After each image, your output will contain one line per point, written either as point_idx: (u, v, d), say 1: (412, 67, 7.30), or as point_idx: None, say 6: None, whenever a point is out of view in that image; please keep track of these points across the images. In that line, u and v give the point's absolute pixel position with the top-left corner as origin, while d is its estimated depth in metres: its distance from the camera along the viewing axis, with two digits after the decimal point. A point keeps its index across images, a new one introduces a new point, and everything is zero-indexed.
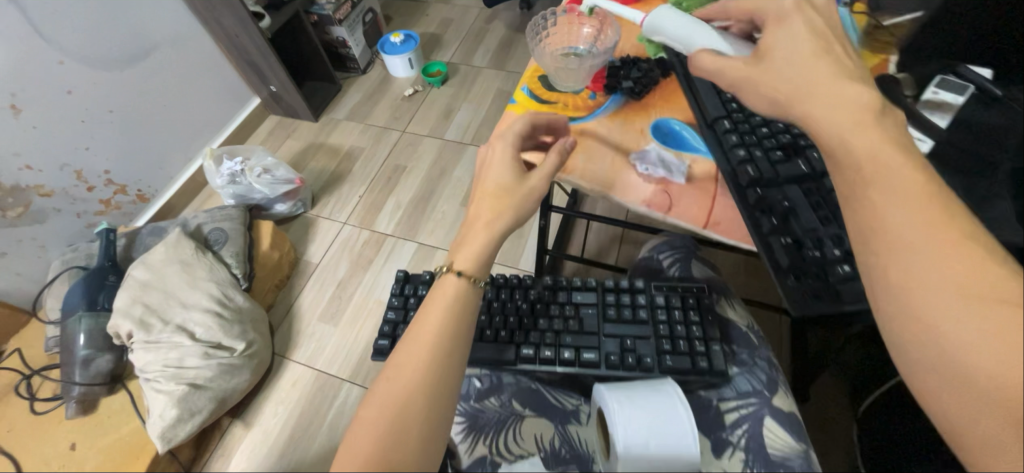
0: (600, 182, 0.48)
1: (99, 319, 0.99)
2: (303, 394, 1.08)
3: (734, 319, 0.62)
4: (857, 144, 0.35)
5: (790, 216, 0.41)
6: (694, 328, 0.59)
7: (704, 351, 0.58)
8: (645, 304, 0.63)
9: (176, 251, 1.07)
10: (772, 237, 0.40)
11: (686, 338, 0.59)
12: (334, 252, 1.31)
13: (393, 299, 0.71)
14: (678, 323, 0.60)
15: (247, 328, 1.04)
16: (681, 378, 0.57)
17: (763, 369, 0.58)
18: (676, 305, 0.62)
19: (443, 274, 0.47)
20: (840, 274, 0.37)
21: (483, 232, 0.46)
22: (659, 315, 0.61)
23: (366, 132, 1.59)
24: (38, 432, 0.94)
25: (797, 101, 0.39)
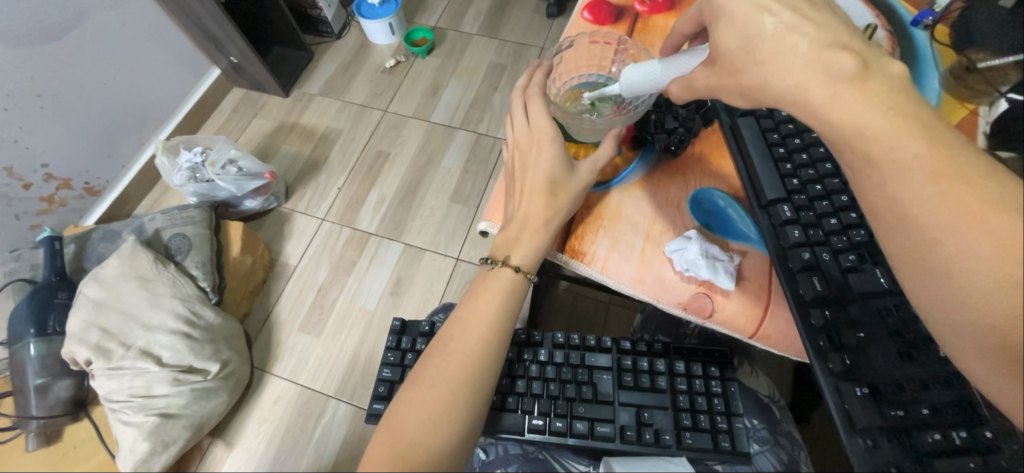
0: (629, 280, 0.41)
1: (53, 343, 0.90)
2: (287, 411, 1.02)
3: (756, 388, 0.59)
4: (966, 295, 0.28)
5: (865, 352, 0.35)
6: (716, 401, 0.54)
7: (726, 428, 0.53)
8: (665, 370, 0.56)
9: (133, 264, 0.96)
10: (844, 383, 0.34)
11: (707, 411, 0.54)
12: (313, 253, 1.21)
13: (388, 355, 0.63)
14: (699, 394, 0.55)
15: (221, 347, 0.96)
16: (700, 456, 0.52)
17: (785, 449, 0.55)
18: (698, 373, 0.56)
19: (443, 384, 0.41)
20: (928, 442, 0.32)
21: (483, 332, 0.43)
22: (679, 384, 0.55)
23: (343, 110, 1.42)
24: None
25: (912, 215, 0.30)
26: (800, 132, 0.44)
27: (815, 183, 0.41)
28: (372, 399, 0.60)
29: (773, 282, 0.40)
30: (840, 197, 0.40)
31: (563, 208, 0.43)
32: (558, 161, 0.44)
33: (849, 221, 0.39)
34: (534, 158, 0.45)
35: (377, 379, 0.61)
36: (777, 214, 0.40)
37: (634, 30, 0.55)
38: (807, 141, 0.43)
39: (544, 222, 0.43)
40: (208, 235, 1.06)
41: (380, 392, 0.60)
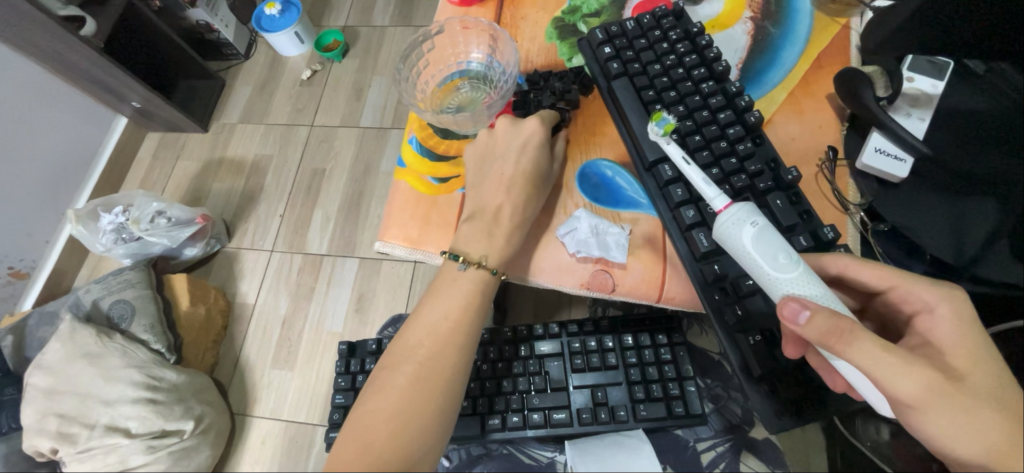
0: (549, 274, 0.49)
1: (10, 439, 0.87)
2: (275, 449, 1.01)
3: (709, 349, 0.59)
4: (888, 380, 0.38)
5: (751, 296, 0.45)
6: (667, 368, 0.55)
7: (678, 394, 0.54)
8: (614, 346, 0.57)
9: (75, 343, 0.92)
10: (739, 334, 0.45)
11: (659, 380, 0.55)
12: (270, 286, 1.18)
13: (339, 380, 0.64)
14: (650, 364, 0.56)
15: (191, 404, 0.94)
16: (655, 424, 0.54)
17: (737, 402, 0.57)
18: (647, 343, 0.57)
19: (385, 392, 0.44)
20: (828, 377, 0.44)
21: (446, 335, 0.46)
22: (628, 358, 0.56)
23: (268, 134, 1.36)
24: None
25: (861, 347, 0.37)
26: (675, 84, 0.50)
27: (693, 134, 0.49)
28: (328, 428, 0.62)
29: (665, 243, 0.48)
30: (720, 144, 0.47)
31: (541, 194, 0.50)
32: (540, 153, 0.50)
33: (728, 169, 0.47)
34: (505, 147, 0.51)
35: (332, 406, 0.63)
36: (660, 174, 0.48)
37: (503, 4, 0.61)
38: (682, 93, 0.50)
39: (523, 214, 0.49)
40: (151, 295, 1.02)
41: (334, 420, 0.62)
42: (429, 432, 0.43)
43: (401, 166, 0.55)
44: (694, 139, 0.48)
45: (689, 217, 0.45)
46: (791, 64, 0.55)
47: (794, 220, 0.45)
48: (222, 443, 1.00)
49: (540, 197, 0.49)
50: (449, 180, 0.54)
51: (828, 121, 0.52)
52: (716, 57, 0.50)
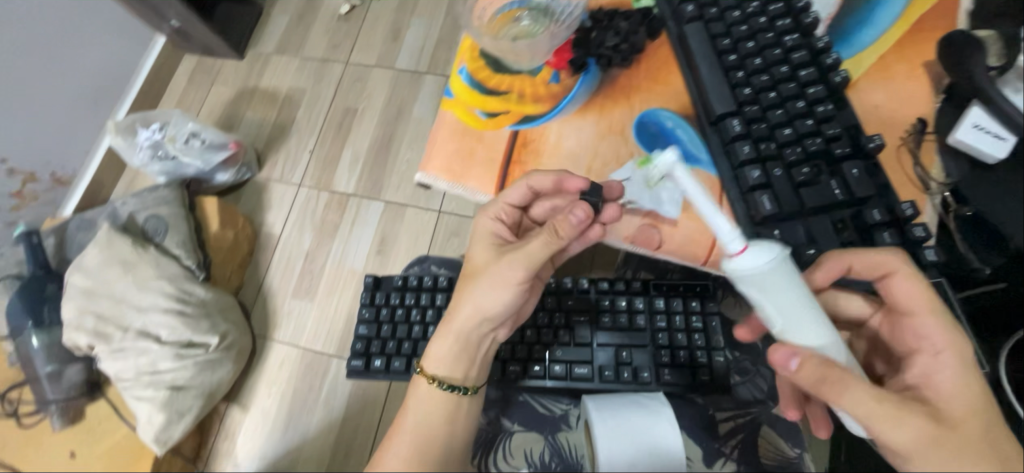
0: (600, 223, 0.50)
1: (53, 332, 0.93)
2: (293, 372, 1.06)
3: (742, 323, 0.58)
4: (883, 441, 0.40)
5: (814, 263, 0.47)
6: (696, 337, 0.55)
7: (705, 363, 0.54)
8: (643, 308, 0.57)
9: (112, 251, 0.95)
10: None
11: (687, 348, 0.55)
12: (296, 220, 1.19)
13: (364, 312, 0.65)
14: (679, 330, 0.55)
15: (217, 320, 0.98)
16: (677, 390, 0.54)
17: (766, 379, 0.56)
18: (678, 309, 0.56)
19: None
20: None
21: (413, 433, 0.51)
22: (657, 322, 0.55)
23: (303, 67, 1.34)
24: (32, 445, 0.93)
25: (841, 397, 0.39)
26: (752, 38, 0.51)
27: (767, 91, 0.50)
28: (351, 356, 0.63)
29: (723, 200, 0.50)
30: (796, 104, 0.49)
31: (485, 298, 0.51)
32: (487, 255, 0.53)
33: (802, 131, 0.48)
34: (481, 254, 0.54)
35: (355, 336, 0.64)
36: (729, 130, 0.49)
37: None
38: (759, 49, 0.51)
39: (466, 325, 0.52)
40: (184, 214, 1.05)
41: (358, 349, 0.63)
42: None
43: (450, 98, 0.57)
44: (769, 95, 0.50)
45: (752, 178, 0.48)
46: (886, 25, 0.54)
47: (869, 191, 0.46)
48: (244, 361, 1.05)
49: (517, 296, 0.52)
50: (498, 116, 0.55)
51: (919, 91, 0.51)
52: (805, 13, 0.52)
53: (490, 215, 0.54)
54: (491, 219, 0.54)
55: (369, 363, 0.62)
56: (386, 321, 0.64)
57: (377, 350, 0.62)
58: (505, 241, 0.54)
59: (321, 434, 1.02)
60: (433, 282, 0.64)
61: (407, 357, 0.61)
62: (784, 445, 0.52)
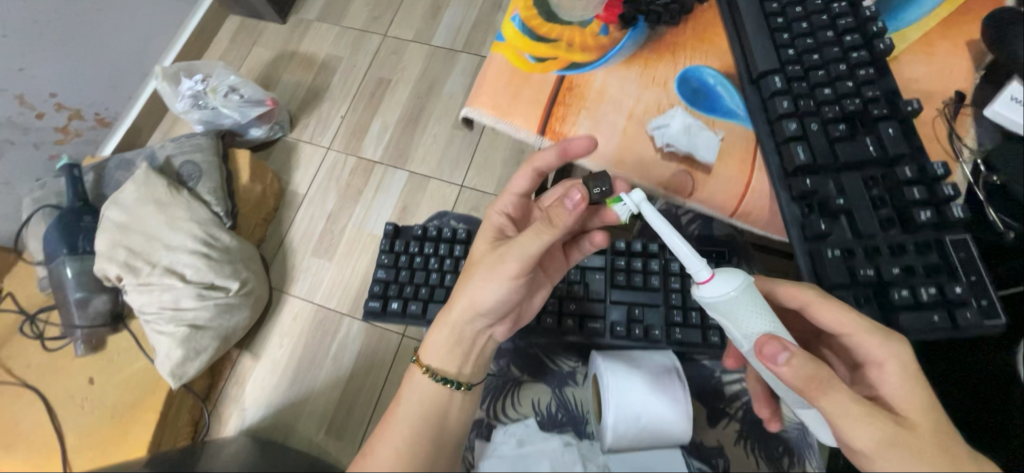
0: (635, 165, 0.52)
1: (85, 261, 0.96)
2: (305, 326, 1.09)
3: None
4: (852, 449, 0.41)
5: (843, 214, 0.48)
6: None
7: (716, 324, 0.56)
8: (658, 270, 0.59)
9: (149, 190, 0.99)
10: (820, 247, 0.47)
11: (699, 309, 0.56)
12: (322, 181, 1.22)
13: (383, 257, 0.67)
14: (694, 293, 0.57)
15: (239, 267, 1.01)
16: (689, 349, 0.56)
17: None
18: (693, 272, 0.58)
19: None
20: (901, 299, 0.44)
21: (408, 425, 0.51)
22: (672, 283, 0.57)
23: (342, 36, 1.38)
24: (55, 368, 0.97)
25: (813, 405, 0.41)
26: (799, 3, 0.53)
27: (809, 51, 0.52)
28: (369, 297, 0.64)
29: (756, 155, 0.51)
30: (839, 66, 0.50)
31: (482, 293, 0.52)
32: (487, 247, 0.55)
33: (842, 91, 0.50)
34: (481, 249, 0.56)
35: (374, 279, 0.65)
36: (769, 84, 0.51)
37: None
38: (805, 13, 0.53)
39: (462, 319, 0.53)
40: (217, 163, 1.08)
41: (376, 290, 0.65)
42: None
43: (500, 41, 0.58)
44: (810, 55, 0.51)
45: (788, 129, 0.49)
46: (932, 5, 0.55)
47: (902, 150, 0.47)
48: (260, 311, 1.07)
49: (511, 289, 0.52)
50: (546, 60, 0.56)
51: (961, 66, 0.52)
52: None
53: (499, 210, 0.59)
54: (499, 212, 0.58)
55: (386, 305, 0.64)
56: (405, 267, 0.66)
57: (394, 293, 0.64)
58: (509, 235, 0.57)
59: (327, 389, 1.03)
60: (453, 234, 0.66)
61: (424, 301, 0.62)
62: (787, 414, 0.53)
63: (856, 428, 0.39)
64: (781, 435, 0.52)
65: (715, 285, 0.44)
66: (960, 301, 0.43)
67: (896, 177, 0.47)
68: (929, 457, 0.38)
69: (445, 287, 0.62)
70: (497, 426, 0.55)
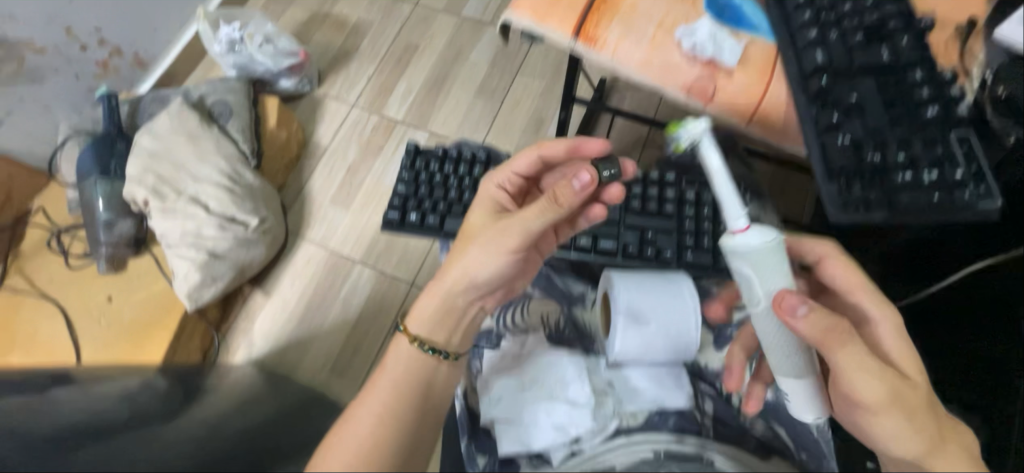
0: (660, 65, 0.54)
1: (114, 184, 1.00)
2: (317, 271, 1.11)
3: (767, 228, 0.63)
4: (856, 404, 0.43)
5: (853, 111, 0.50)
6: (721, 226, 0.59)
7: None
8: (673, 197, 0.61)
9: (181, 123, 1.03)
10: (828, 138, 0.49)
11: (711, 235, 0.59)
12: (344, 136, 1.25)
13: (402, 173, 0.68)
14: (706, 221, 0.60)
15: (260, 205, 1.04)
16: (699, 270, 0.59)
17: None
18: (707, 201, 0.61)
19: (321, 456, 0.45)
20: (900, 181, 0.47)
21: (388, 395, 0.49)
22: (686, 209, 0.60)
23: (375, 2, 1.42)
24: (77, 284, 1.00)
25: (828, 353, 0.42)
26: None
27: None
28: (388, 209, 0.66)
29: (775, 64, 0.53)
30: None
31: (479, 263, 0.52)
32: (486, 218, 0.55)
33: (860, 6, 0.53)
34: (476, 222, 0.56)
35: (393, 193, 0.67)
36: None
37: None
38: None
39: (456, 288, 0.53)
40: (248, 106, 1.12)
41: (395, 203, 0.66)
42: None
43: None
44: None
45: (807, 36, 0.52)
46: None
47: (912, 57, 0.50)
48: (275, 251, 1.10)
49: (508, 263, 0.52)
50: None
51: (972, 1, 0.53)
52: None
53: (496, 184, 0.59)
54: (496, 185, 0.59)
55: (405, 216, 0.65)
56: (424, 183, 0.68)
57: (413, 207, 0.66)
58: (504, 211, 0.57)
59: (334, 330, 1.07)
60: (472, 156, 0.69)
61: (441, 215, 0.64)
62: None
63: (863, 383, 0.41)
64: None
65: (751, 234, 0.44)
66: (959, 183, 0.46)
67: (907, 82, 0.50)
68: (916, 412, 0.41)
69: (463, 204, 0.65)
70: (509, 336, 0.59)
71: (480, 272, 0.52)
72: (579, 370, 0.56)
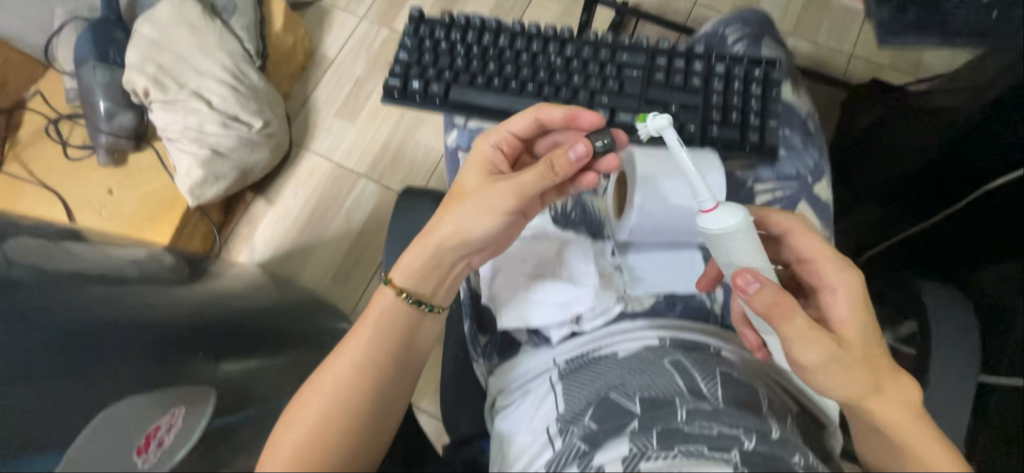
0: None
1: (113, 73, 0.96)
2: (320, 182, 1.10)
3: (796, 106, 0.61)
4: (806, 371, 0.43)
5: None
6: (752, 101, 0.58)
7: (758, 126, 0.58)
8: (701, 72, 0.59)
9: (183, 12, 0.98)
10: None
11: (741, 111, 0.58)
12: (352, 48, 1.18)
13: (405, 40, 0.64)
14: (736, 95, 0.59)
15: (264, 107, 1.01)
16: (724, 145, 0.58)
17: (810, 156, 0.59)
18: (738, 76, 0.59)
19: (293, 404, 0.43)
20: None
21: (365, 341, 0.47)
22: (714, 84, 0.59)
23: None
24: (76, 175, 0.99)
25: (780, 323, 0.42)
26: None
27: None
28: (388, 76, 0.63)
29: None
30: None
31: (472, 224, 0.49)
32: (479, 180, 0.51)
33: None
34: (469, 183, 0.52)
35: (394, 59, 0.64)
36: None
37: None
38: None
39: (445, 245, 0.50)
40: (253, 3, 1.06)
41: (395, 70, 0.63)
42: (358, 445, 0.43)
43: None
44: None
45: None
46: None
47: None
48: (278, 159, 1.08)
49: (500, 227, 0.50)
50: None
51: None
52: None
53: (491, 141, 0.54)
54: (491, 144, 0.54)
55: (406, 86, 0.63)
56: (428, 51, 0.64)
57: (415, 75, 0.63)
58: (498, 170, 0.53)
59: (336, 240, 1.07)
60: (481, 22, 0.64)
61: (446, 84, 0.62)
62: (816, 226, 0.56)
63: (809, 349, 0.41)
64: None
65: (717, 214, 0.43)
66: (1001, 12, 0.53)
67: None
68: (859, 372, 0.42)
69: (472, 74, 0.62)
70: None
71: (470, 235, 0.50)
72: (584, 255, 0.55)
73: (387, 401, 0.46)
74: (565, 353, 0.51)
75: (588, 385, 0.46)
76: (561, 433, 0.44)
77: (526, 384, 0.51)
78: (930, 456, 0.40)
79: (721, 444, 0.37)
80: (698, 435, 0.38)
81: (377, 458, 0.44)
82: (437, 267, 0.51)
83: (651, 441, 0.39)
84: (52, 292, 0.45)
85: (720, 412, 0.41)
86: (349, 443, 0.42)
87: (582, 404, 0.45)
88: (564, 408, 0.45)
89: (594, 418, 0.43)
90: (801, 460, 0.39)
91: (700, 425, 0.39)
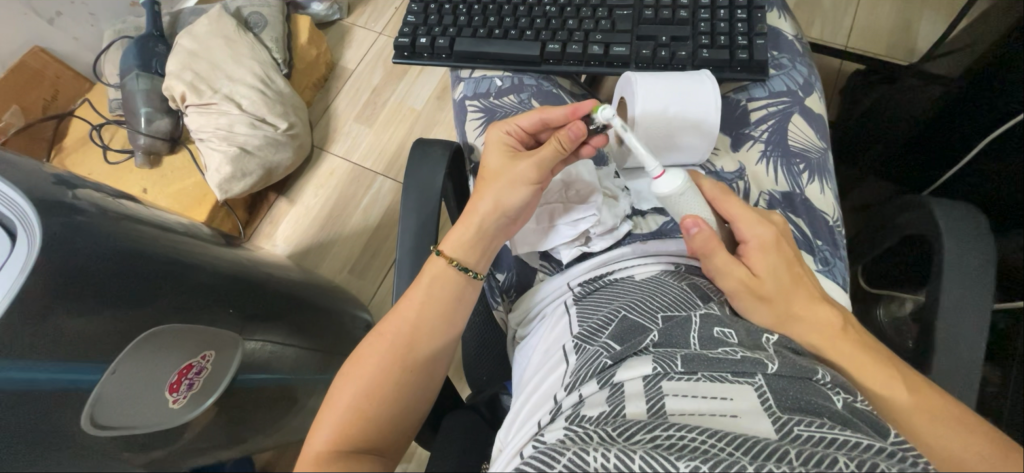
0: None
1: (153, 81, 1.05)
2: (339, 182, 1.15)
3: (783, 30, 0.64)
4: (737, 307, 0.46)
5: None
6: (739, 25, 0.61)
7: (746, 45, 0.60)
8: (689, 4, 0.62)
9: (219, 26, 1.08)
10: None
11: (729, 34, 0.61)
12: (370, 60, 1.26)
13: (412, 6, 0.69)
14: (722, 22, 0.61)
15: (289, 111, 1.08)
16: (717, 68, 0.60)
17: (800, 73, 0.62)
18: (724, 5, 0.62)
19: (365, 344, 0.45)
20: None
21: (421, 289, 0.46)
22: (701, 13, 0.61)
23: None
24: (114, 176, 1.06)
25: (704, 257, 0.46)
26: None
27: None
28: (398, 36, 0.68)
29: None
30: None
31: (509, 196, 0.48)
32: (503, 160, 0.50)
33: None
34: (494, 166, 0.50)
35: (403, 22, 0.69)
36: None
37: None
38: None
39: (487, 222, 0.49)
40: (281, 19, 1.15)
41: (405, 31, 0.68)
42: (419, 386, 0.44)
43: None
44: None
45: None
46: None
47: None
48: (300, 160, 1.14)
49: (532, 200, 0.50)
50: None
51: None
52: None
53: (504, 129, 0.52)
54: (503, 131, 0.52)
55: (414, 43, 0.67)
56: (434, 13, 0.69)
57: (423, 33, 0.68)
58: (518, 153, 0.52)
59: (353, 236, 1.11)
60: None
61: (451, 37, 0.66)
62: (814, 137, 0.59)
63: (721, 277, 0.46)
64: (803, 153, 0.58)
65: (667, 179, 0.46)
66: None
67: None
68: (774, 304, 0.44)
69: (473, 27, 0.66)
70: None
71: (507, 211, 0.49)
72: (589, 177, 0.56)
73: (444, 342, 0.45)
74: (579, 276, 0.52)
75: (604, 308, 0.46)
76: (577, 350, 0.43)
77: (543, 309, 0.52)
78: (877, 381, 0.41)
79: (745, 368, 0.37)
80: (721, 359, 0.38)
81: (429, 401, 0.45)
82: (474, 248, 0.48)
83: (675, 363, 0.38)
84: (109, 220, 0.48)
85: (734, 325, 0.42)
86: (406, 386, 0.43)
87: (602, 322, 0.44)
88: (581, 327, 0.45)
89: (615, 337, 0.42)
90: (828, 378, 0.38)
91: (723, 350, 0.39)
